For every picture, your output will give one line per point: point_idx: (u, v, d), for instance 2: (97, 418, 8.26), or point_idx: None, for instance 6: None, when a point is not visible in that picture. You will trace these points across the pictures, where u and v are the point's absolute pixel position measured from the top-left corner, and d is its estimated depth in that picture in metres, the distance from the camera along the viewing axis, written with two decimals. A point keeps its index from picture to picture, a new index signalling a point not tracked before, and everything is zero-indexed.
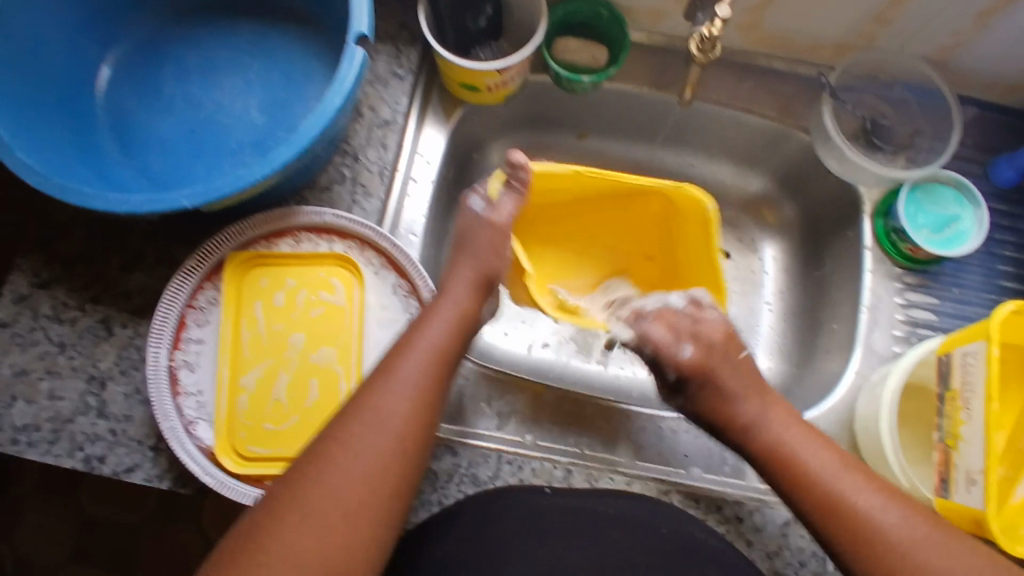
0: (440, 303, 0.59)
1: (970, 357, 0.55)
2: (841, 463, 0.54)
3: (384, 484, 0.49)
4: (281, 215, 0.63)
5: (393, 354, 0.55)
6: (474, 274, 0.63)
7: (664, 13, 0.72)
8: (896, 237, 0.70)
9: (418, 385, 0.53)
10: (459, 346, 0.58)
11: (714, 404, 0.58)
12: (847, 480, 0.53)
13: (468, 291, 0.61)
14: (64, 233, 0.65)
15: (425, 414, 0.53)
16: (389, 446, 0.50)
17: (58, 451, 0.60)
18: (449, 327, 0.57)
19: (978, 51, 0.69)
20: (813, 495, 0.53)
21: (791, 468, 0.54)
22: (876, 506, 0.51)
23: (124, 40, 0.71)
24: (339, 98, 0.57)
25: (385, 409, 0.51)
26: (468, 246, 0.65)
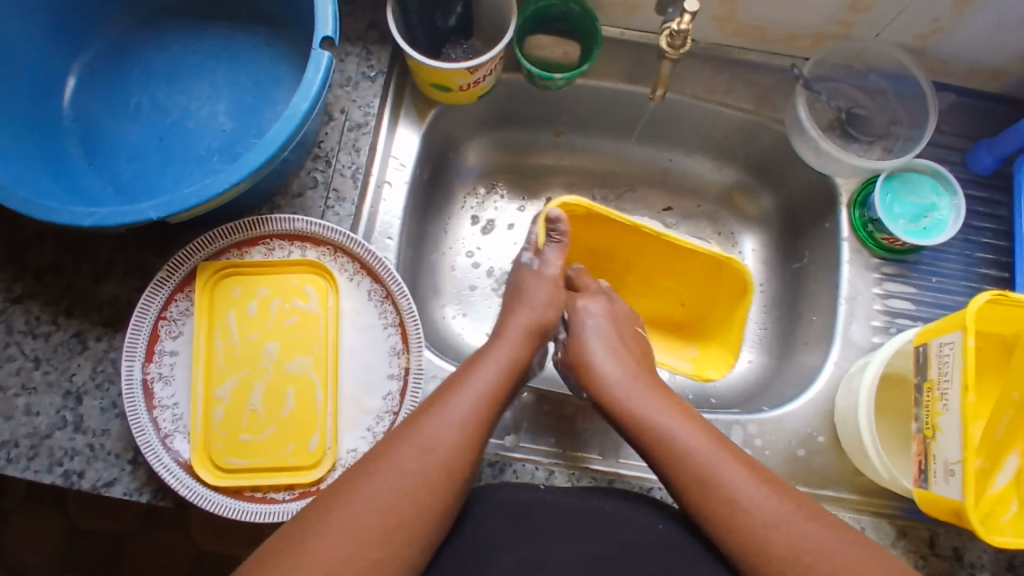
0: (494, 347, 0.61)
1: (947, 348, 0.55)
2: (715, 442, 0.54)
3: (428, 504, 0.48)
4: (252, 224, 0.62)
5: (448, 389, 0.56)
6: (525, 325, 0.64)
7: (637, 7, 0.71)
8: (871, 228, 0.70)
9: (475, 417, 0.53)
10: (512, 384, 0.58)
11: (583, 350, 0.65)
12: (730, 462, 0.53)
13: (522, 335, 0.62)
14: (33, 247, 0.64)
15: (474, 444, 0.52)
16: (437, 471, 0.50)
17: (36, 467, 0.59)
18: (503, 369, 0.58)
19: (953, 38, 0.69)
20: (690, 469, 0.53)
21: (654, 432, 0.56)
22: (732, 473, 0.52)
23: (89, 48, 0.70)
24: (306, 102, 0.56)
25: (437, 433, 0.51)
26: (520, 293, 0.67)
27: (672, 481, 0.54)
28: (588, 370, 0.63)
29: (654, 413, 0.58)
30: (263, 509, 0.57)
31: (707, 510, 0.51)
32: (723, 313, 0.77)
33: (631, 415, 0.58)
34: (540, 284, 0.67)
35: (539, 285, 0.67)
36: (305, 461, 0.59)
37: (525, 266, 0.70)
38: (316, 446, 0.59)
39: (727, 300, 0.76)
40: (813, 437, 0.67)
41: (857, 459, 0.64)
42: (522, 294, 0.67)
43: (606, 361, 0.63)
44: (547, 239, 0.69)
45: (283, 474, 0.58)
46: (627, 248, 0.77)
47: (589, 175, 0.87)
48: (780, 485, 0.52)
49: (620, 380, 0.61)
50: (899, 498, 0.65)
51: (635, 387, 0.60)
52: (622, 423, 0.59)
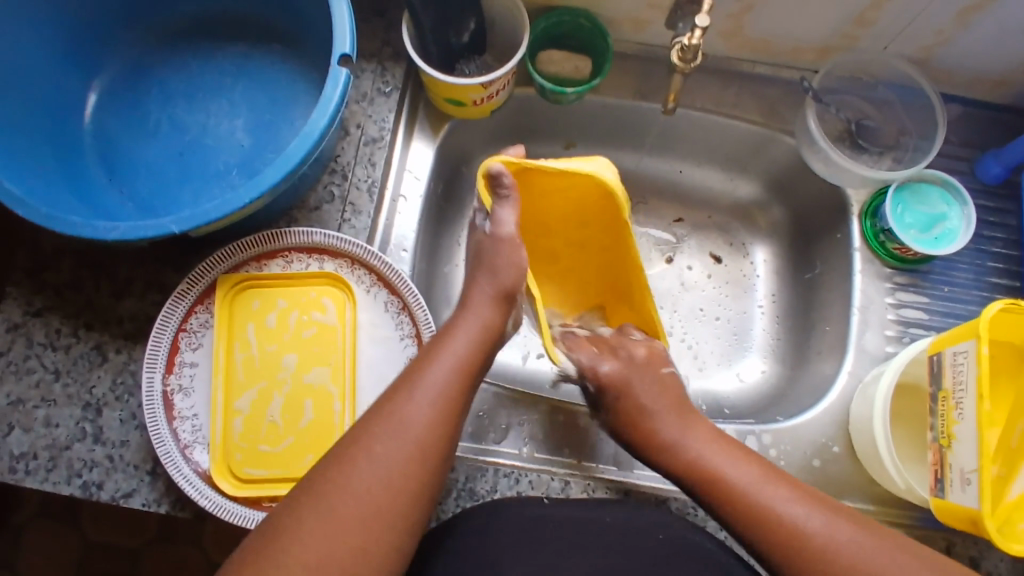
0: (464, 317, 0.58)
1: (961, 356, 0.55)
2: (766, 478, 0.54)
3: (405, 485, 0.49)
4: (271, 237, 0.63)
5: (419, 363, 0.55)
6: (495, 289, 0.59)
7: (646, 22, 0.72)
8: (883, 238, 0.71)
9: (444, 394, 0.53)
10: (484, 356, 0.57)
11: (621, 403, 0.61)
12: (775, 494, 0.53)
13: (491, 304, 0.59)
14: (54, 261, 0.65)
15: (444, 423, 0.52)
16: (411, 453, 0.50)
17: (55, 479, 0.60)
18: (473, 339, 0.56)
19: (958, 49, 0.70)
20: (743, 511, 0.53)
21: (708, 476, 0.55)
22: (781, 501, 0.52)
23: (109, 67, 0.72)
24: (325, 118, 0.57)
25: (408, 416, 0.51)
26: (483, 261, 0.60)
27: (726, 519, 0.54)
28: (635, 413, 0.60)
29: (704, 449, 0.57)
30: None
31: (769, 550, 0.51)
32: (637, 285, 0.67)
33: (683, 456, 0.57)
34: (508, 255, 0.59)
35: (500, 250, 0.59)
36: None
37: (482, 229, 0.61)
38: None
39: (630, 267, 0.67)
40: (828, 446, 0.67)
41: (873, 469, 0.64)
42: (484, 260, 0.61)
43: (654, 403, 0.61)
44: (495, 196, 0.60)
45: None
46: (583, 232, 0.70)
47: None
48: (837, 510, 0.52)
49: (668, 420, 0.60)
50: (916, 508, 0.65)
51: (676, 426, 0.59)
52: (675, 465, 0.57)
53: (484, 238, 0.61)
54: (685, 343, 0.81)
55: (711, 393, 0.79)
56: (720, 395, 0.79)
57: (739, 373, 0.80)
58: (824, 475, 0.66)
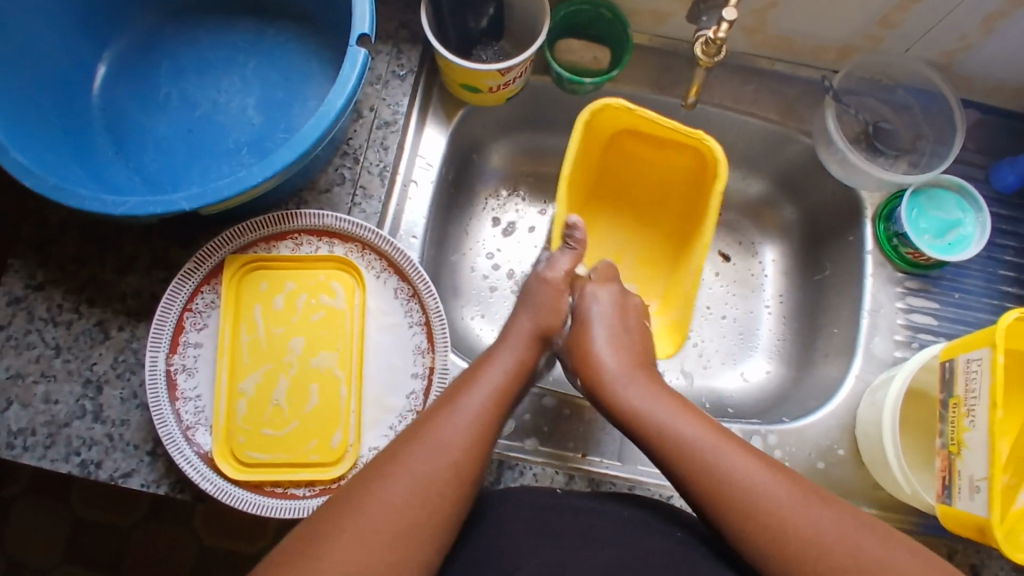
0: (499, 351, 0.60)
1: (974, 364, 0.55)
2: (723, 442, 0.53)
3: (440, 506, 0.48)
4: (280, 218, 0.62)
5: (450, 396, 0.55)
6: (532, 325, 0.63)
7: (668, 14, 0.71)
8: (897, 242, 0.70)
9: (482, 420, 0.53)
10: (518, 387, 0.58)
11: (592, 354, 0.62)
12: (733, 458, 0.52)
13: (525, 339, 0.61)
14: (57, 235, 0.64)
15: (481, 449, 0.52)
16: (449, 471, 0.49)
17: (53, 456, 0.59)
18: (509, 372, 0.57)
19: (981, 55, 0.69)
20: (698, 476, 0.52)
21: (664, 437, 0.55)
22: (734, 462, 0.52)
23: (118, 38, 0.70)
24: (341, 99, 0.56)
25: (446, 435, 0.51)
26: (528, 298, 0.66)
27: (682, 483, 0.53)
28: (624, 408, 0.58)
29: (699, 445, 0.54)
30: (284, 505, 0.57)
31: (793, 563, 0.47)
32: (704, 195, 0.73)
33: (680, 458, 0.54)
34: (548, 292, 0.65)
35: (539, 287, 0.66)
36: (327, 457, 0.59)
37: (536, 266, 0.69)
38: (338, 443, 0.59)
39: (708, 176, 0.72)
40: (833, 449, 0.67)
41: (879, 473, 0.64)
42: (525, 296, 0.66)
43: (643, 397, 0.58)
44: (563, 244, 0.68)
45: (304, 470, 0.58)
46: (658, 197, 0.79)
47: None
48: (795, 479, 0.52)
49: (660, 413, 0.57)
50: (918, 513, 0.65)
51: (635, 386, 0.59)
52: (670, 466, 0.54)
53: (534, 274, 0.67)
54: (691, 340, 0.81)
55: (715, 392, 0.78)
56: (725, 395, 0.78)
57: (744, 372, 0.79)
58: (828, 478, 0.66)
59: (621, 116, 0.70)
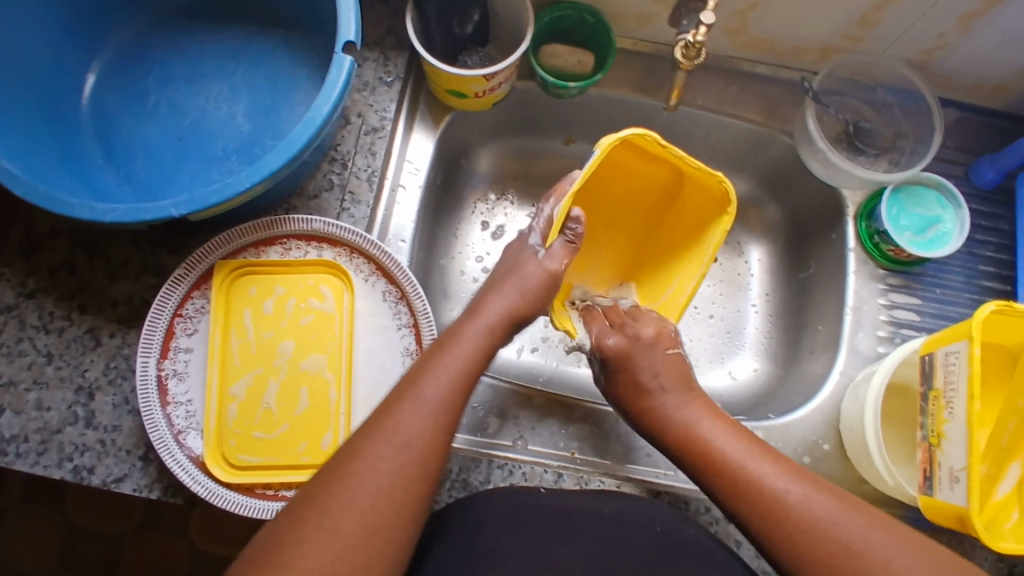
0: (468, 329, 0.58)
1: (953, 357, 0.56)
2: (753, 449, 0.55)
3: (406, 501, 0.48)
4: (269, 224, 0.63)
5: (417, 377, 0.53)
6: (514, 304, 0.60)
7: (651, 18, 0.72)
8: (878, 239, 0.71)
9: (445, 406, 0.52)
10: (483, 366, 0.57)
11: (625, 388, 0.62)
12: (756, 462, 0.54)
13: (502, 321, 0.59)
14: (48, 243, 0.64)
15: (445, 436, 0.51)
16: (412, 467, 0.49)
17: (45, 462, 0.60)
18: (474, 352, 0.56)
19: (958, 54, 0.70)
20: (725, 480, 0.54)
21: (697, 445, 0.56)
22: (757, 463, 0.53)
23: (108, 48, 0.71)
24: (327, 105, 0.57)
25: (409, 429, 0.50)
26: (515, 275, 0.62)
27: (710, 487, 0.55)
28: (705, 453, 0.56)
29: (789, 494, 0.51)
30: (275, 507, 0.58)
31: None
32: (693, 219, 0.70)
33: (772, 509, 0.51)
34: (541, 280, 0.61)
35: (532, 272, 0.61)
36: (318, 459, 0.59)
37: (529, 248, 0.63)
38: (328, 445, 0.60)
39: (703, 205, 0.68)
40: (818, 445, 0.68)
41: (863, 467, 0.65)
42: (514, 274, 0.62)
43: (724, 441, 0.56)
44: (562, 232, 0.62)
45: (295, 472, 0.59)
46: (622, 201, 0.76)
47: None
48: (820, 484, 0.52)
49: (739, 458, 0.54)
50: (902, 506, 0.66)
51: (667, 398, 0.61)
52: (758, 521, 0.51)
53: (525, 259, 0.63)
54: (679, 340, 0.82)
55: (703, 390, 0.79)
56: (713, 392, 0.79)
57: (731, 370, 0.80)
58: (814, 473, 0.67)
59: (648, 146, 0.65)
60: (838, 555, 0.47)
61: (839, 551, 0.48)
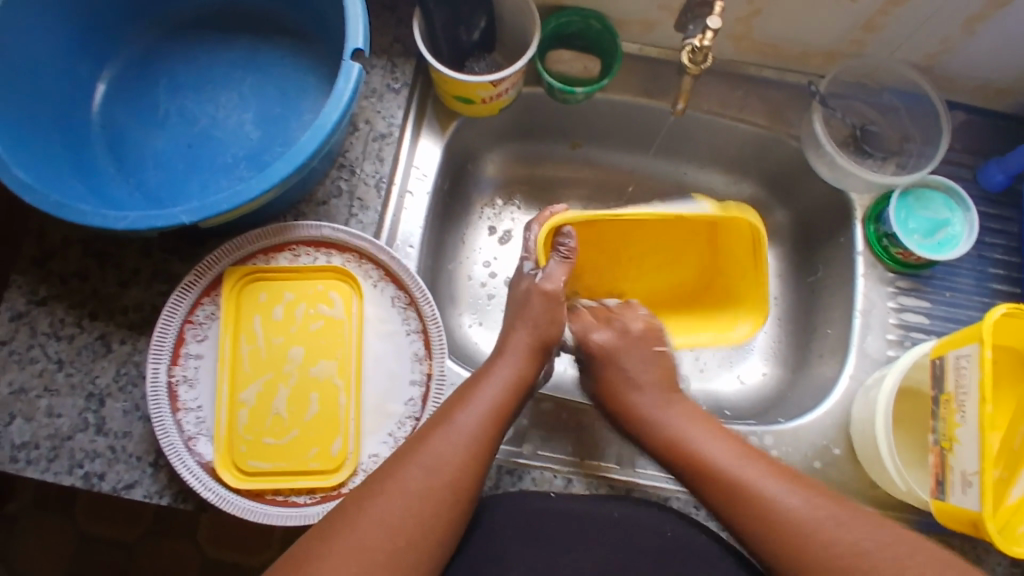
0: (498, 364, 0.60)
1: (963, 360, 0.56)
2: (742, 454, 0.54)
3: (434, 523, 0.48)
4: (278, 230, 0.63)
5: (452, 406, 0.55)
6: (534, 339, 0.62)
7: (656, 24, 0.72)
8: (887, 242, 0.71)
9: (479, 437, 0.53)
10: (516, 401, 0.58)
11: (614, 387, 0.63)
12: (750, 467, 0.53)
13: (526, 352, 0.61)
14: (60, 251, 0.65)
15: (480, 464, 0.52)
16: (443, 490, 0.49)
17: (56, 469, 0.60)
18: (508, 386, 0.57)
19: (965, 57, 0.70)
20: (716, 486, 0.53)
21: (687, 451, 0.56)
22: (750, 468, 0.53)
23: (118, 58, 0.72)
24: (336, 112, 0.57)
25: (442, 454, 0.51)
26: (524, 309, 0.64)
27: (699, 491, 0.55)
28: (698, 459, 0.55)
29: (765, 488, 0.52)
30: (285, 512, 0.58)
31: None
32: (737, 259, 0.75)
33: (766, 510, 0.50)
34: (546, 306, 0.64)
35: (536, 299, 0.64)
36: (328, 465, 0.59)
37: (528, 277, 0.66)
38: (338, 450, 0.60)
39: (742, 253, 0.74)
40: (829, 449, 0.68)
41: (874, 471, 0.65)
42: (525, 308, 0.64)
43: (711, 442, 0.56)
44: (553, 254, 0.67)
45: (305, 477, 0.59)
46: (665, 252, 0.79)
47: (603, 187, 0.88)
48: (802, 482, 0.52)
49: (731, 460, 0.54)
50: (914, 510, 0.66)
51: (656, 406, 0.60)
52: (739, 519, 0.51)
53: (532, 287, 0.65)
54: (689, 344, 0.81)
55: (712, 394, 0.79)
56: (722, 397, 0.79)
57: (740, 375, 0.80)
58: (825, 477, 0.67)
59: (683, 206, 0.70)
60: (842, 556, 0.47)
61: (799, 537, 0.49)
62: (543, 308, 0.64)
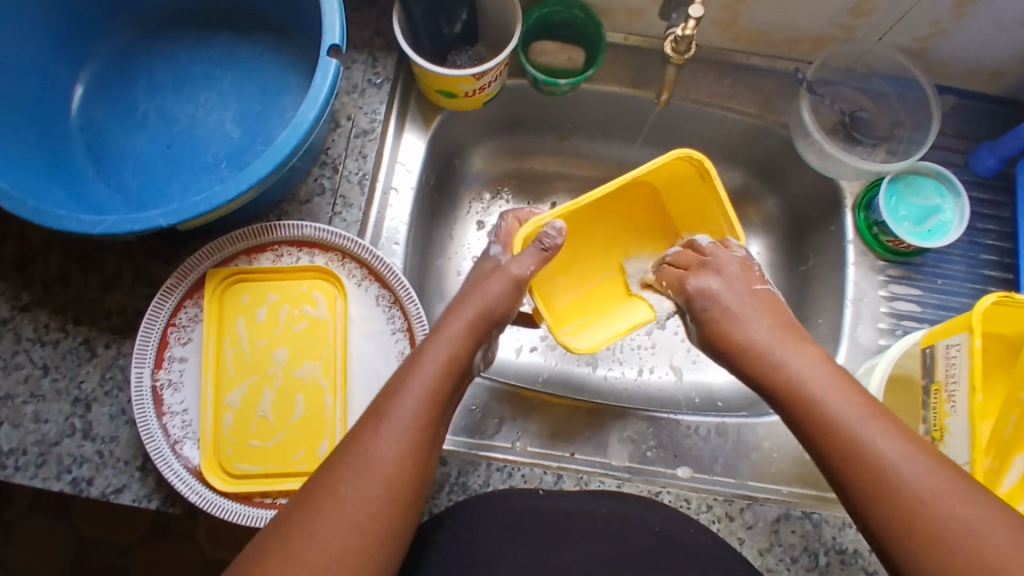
0: (432, 345, 0.56)
1: (953, 349, 0.55)
2: (870, 410, 0.49)
3: (372, 526, 0.46)
4: (260, 231, 0.63)
5: (386, 397, 0.52)
6: (474, 315, 0.59)
7: (641, 13, 0.71)
8: (877, 230, 0.70)
9: (411, 428, 0.50)
10: (452, 383, 0.55)
11: (721, 329, 0.58)
12: (870, 425, 0.48)
13: (464, 327, 0.58)
14: (42, 256, 0.64)
15: (415, 456, 0.50)
16: (377, 490, 0.47)
17: (44, 474, 0.59)
18: (439, 368, 0.54)
19: (954, 41, 0.69)
20: (836, 438, 0.48)
21: (793, 384, 0.53)
22: (867, 425, 0.48)
23: (96, 58, 0.71)
24: (314, 109, 0.56)
25: (371, 453, 0.48)
26: (476, 289, 0.61)
27: (818, 444, 0.50)
28: (812, 409, 0.50)
29: (879, 447, 0.47)
30: (273, 515, 0.57)
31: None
32: (689, 186, 0.70)
33: (885, 478, 0.45)
34: (502, 286, 0.61)
35: (494, 282, 0.61)
36: (315, 467, 0.59)
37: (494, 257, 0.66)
38: (325, 452, 0.59)
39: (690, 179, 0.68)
40: None
41: None
42: (479, 291, 0.61)
43: (832, 393, 0.51)
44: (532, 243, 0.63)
45: (293, 479, 0.59)
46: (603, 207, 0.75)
47: (592, 179, 0.87)
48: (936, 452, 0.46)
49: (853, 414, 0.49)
50: None
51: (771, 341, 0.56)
52: (858, 484, 0.46)
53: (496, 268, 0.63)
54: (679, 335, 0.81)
55: (705, 386, 0.79)
56: (714, 388, 0.78)
57: None
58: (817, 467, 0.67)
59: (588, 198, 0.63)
60: (954, 534, 0.42)
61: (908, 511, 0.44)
62: (504, 290, 0.61)
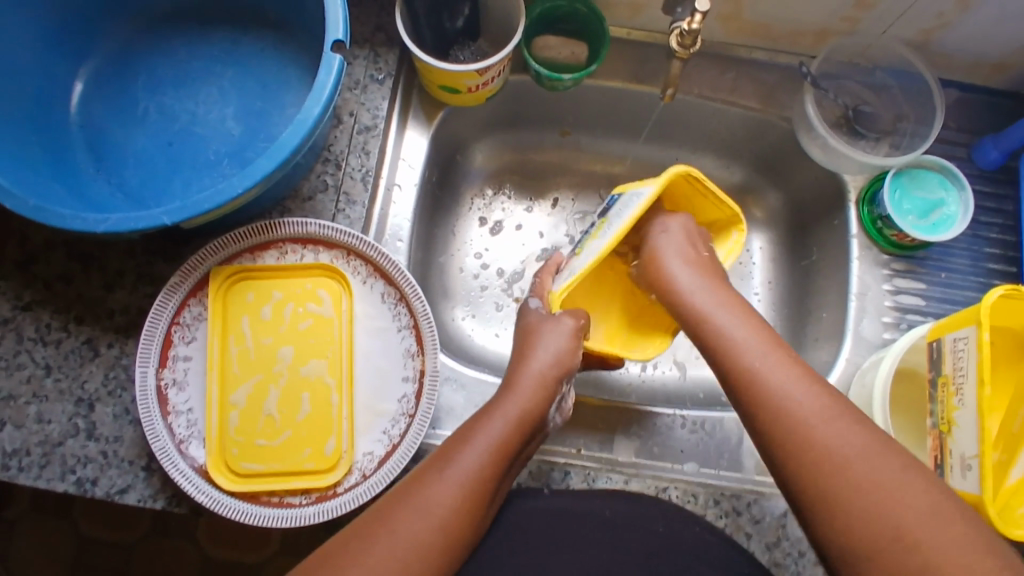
0: (505, 399, 0.57)
1: (961, 342, 0.55)
2: (803, 379, 0.52)
3: (423, 565, 0.48)
4: (263, 228, 0.62)
5: (453, 447, 0.54)
6: (547, 370, 0.59)
7: (644, 6, 0.71)
8: (881, 225, 0.70)
9: (475, 479, 0.51)
10: (521, 438, 0.55)
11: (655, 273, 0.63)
12: (807, 396, 0.51)
13: (537, 382, 0.58)
14: (43, 256, 0.64)
15: (475, 505, 0.51)
16: (434, 534, 0.49)
17: (48, 475, 0.59)
18: (510, 425, 0.55)
19: (958, 34, 0.69)
20: (767, 408, 0.51)
21: (727, 360, 0.55)
22: (795, 385, 0.51)
23: (95, 55, 0.70)
24: (318, 107, 0.55)
25: (433, 495, 0.50)
26: (539, 334, 0.61)
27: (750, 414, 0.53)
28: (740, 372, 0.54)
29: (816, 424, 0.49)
30: (281, 514, 0.57)
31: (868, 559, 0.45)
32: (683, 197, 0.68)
33: (820, 454, 0.48)
34: (558, 341, 0.60)
35: (554, 334, 0.61)
36: (321, 465, 0.59)
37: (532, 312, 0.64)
38: (332, 450, 0.59)
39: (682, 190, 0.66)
40: None
41: None
42: (536, 339, 0.61)
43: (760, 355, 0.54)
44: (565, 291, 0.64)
45: (300, 478, 0.58)
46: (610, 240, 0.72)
47: (594, 175, 0.87)
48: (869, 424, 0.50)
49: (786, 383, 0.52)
50: None
51: (712, 304, 0.58)
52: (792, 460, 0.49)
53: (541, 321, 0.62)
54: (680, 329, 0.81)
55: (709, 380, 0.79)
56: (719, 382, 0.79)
57: None
58: None
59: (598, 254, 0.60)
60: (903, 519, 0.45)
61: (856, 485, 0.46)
62: (563, 342, 0.60)
